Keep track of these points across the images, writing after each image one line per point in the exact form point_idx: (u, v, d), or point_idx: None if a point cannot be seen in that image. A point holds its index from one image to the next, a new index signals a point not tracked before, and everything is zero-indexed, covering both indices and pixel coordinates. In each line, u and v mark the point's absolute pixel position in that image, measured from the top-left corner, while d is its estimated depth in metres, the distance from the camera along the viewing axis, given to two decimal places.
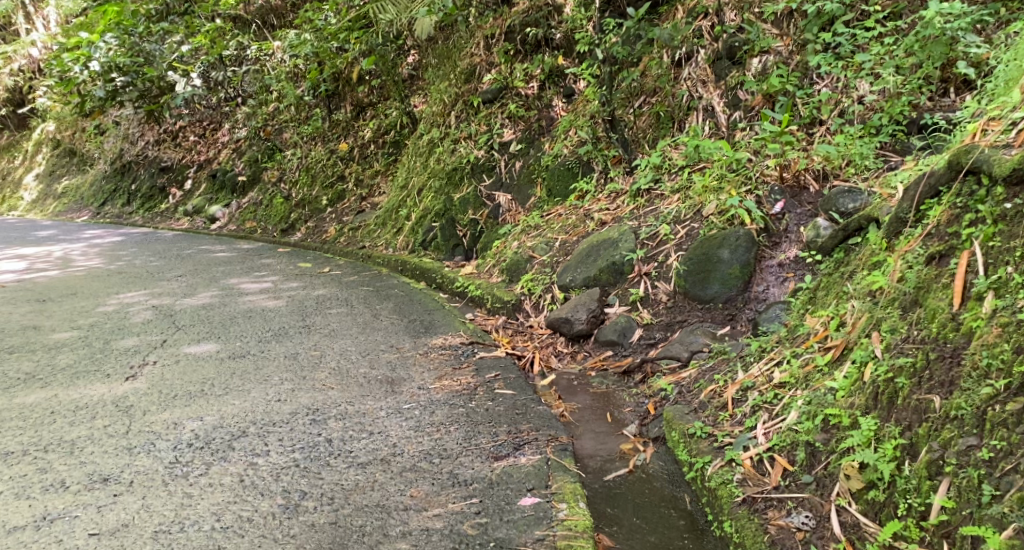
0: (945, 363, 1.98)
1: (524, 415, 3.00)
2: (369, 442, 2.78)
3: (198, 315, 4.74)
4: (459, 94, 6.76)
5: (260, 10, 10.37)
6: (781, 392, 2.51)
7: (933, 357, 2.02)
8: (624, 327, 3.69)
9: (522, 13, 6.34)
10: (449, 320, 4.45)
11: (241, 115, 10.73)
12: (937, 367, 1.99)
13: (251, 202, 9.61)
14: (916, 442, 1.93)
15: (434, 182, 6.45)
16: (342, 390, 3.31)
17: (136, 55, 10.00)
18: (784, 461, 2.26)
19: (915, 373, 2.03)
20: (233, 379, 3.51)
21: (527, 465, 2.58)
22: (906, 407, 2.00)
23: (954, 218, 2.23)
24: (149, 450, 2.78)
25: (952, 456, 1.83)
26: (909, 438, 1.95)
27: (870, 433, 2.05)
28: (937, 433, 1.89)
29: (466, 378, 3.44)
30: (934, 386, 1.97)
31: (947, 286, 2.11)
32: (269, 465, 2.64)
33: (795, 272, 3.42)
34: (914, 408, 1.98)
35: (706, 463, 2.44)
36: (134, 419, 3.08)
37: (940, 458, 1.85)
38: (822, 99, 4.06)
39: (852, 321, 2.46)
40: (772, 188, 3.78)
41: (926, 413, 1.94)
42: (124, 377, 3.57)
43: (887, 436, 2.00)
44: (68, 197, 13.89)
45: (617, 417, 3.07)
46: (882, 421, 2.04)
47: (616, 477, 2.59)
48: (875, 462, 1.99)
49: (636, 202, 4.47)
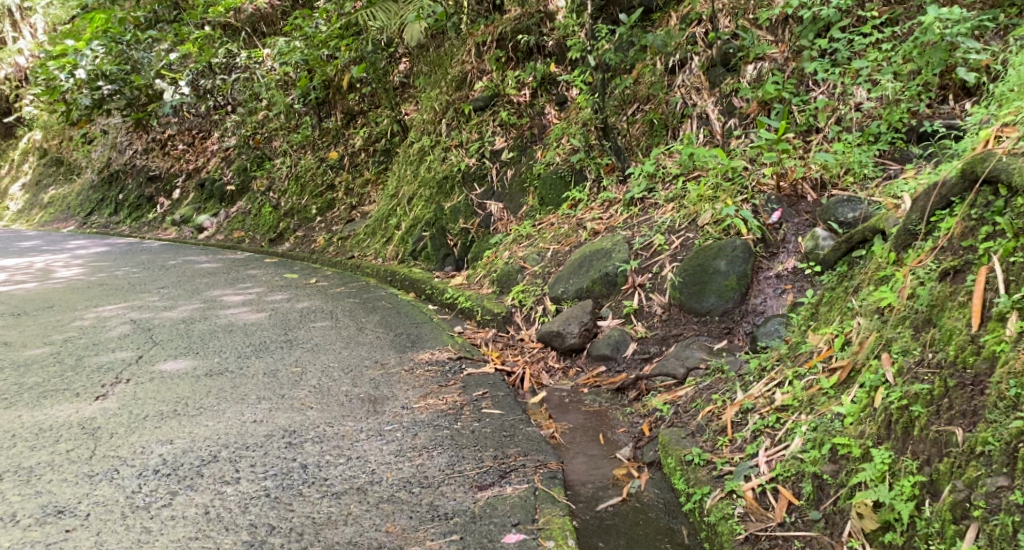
0: (966, 391, 1.83)
1: (511, 438, 2.84)
2: (346, 468, 2.62)
3: (176, 330, 4.56)
4: (450, 102, 6.63)
5: (251, 17, 10.00)
6: (783, 417, 2.35)
7: (952, 385, 1.87)
8: (618, 341, 3.54)
9: (514, 20, 6.20)
10: (437, 333, 4.29)
11: (230, 124, 10.55)
12: (958, 396, 1.84)
13: (239, 212, 9.45)
14: (936, 480, 1.79)
15: (425, 191, 6.29)
16: (321, 410, 3.13)
17: (123, 63, 9.79)
18: (789, 494, 2.11)
19: (932, 401, 1.88)
20: (207, 398, 3.34)
21: (512, 496, 2.42)
22: (923, 439, 1.85)
23: (968, 230, 2.10)
24: (111, 478, 2.62)
25: (981, 499, 1.69)
26: (929, 474, 1.81)
27: (883, 467, 1.90)
28: (960, 472, 1.75)
29: (453, 396, 3.27)
30: (954, 417, 1.82)
31: (964, 305, 1.97)
32: (237, 495, 2.47)
33: (794, 284, 3.28)
34: (933, 440, 1.84)
35: (704, 495, 2.28)
36: (100, 442, 2.91)
37: (966, 500, 1.71)
38: (818, 106, 3.94)
39: (857, 340, 2.32)
40: (769, 198, 3.65)
41: (947, 447, 1.80)
42: (94, 396, 3.41)
43: (904, 471, 1.85)
44: (55, 206, 13.70)
45: (610, 439, 2.91)
46: (896, 454, 1.90)
47: (608, 508, 2.42)
48: (890, 501, 1.84)
49: (629, 211, 4.32)
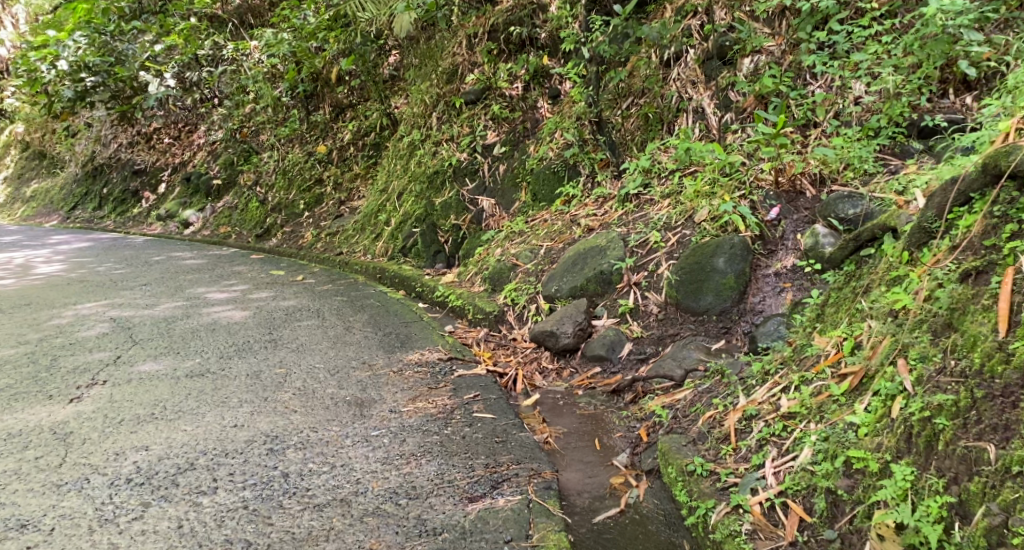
0: (996, 404, 1.74)
1: (503, 444, 2.71)
2: (330, 478, 2.48)
3: (158, 329, 4.40)
4: (440, 95, 6.46)
5: (237, 9, 9.88)
6: (790, 424, 2.23)
7: (979, 396, 1.77)
8: (613, 341, 3.42)
9: (506, 11, 6.03)
10: (426, 333, 4.15)
11: (217, 117, 10.36)
12: (986, 408, 1.75)
13: (226, 207, 9.29)
14: (966, 502, 1.69)
15: (414, 186, 6.14)
16: (305, 414, 3.00)
17: (106, 55, 9.39)
18: (800, 509, 1.99)
19: (957, 414, 1.78)
20: (187, 401, 3.20)
21: (504, 509, 2.29)
22: (948, 456, 1.76)
23: (990, 229, 2.02)
24: (81, 487, 2.48)
25: (1020, 525, 1.59)
26: (957, 495, 1.71)
27: (905, 485, 1.80)
28: (995, 493, 1.65)
29: (442, 399, 3.14)
30: (984, 431, 1.72)
31: (988, 309, 1.88)
32: (213, 507, 2.35)
33: (793, 282, 3.18)
34: (961, 457, 1.74)
35: (709, 509, 2.16)
36: (71, 448, 2.77)
37: (1002, 526, 1.61)
38: (816, 100, 3.83)
39: (869, 344, 2.20)
40: (767, 194, 3.53)
41: (978, 465, 1.70)
42: (68, 399, 3.26)
43: (930, 491, 1.75)
44: (38, 200, 13.47)
45: (606, 445, 2.79)
46: (919, 470, 1.80)
47: (605, 520, 2.30)
48: (915, 523, 1.74)
49: (624, 207, 4.20)
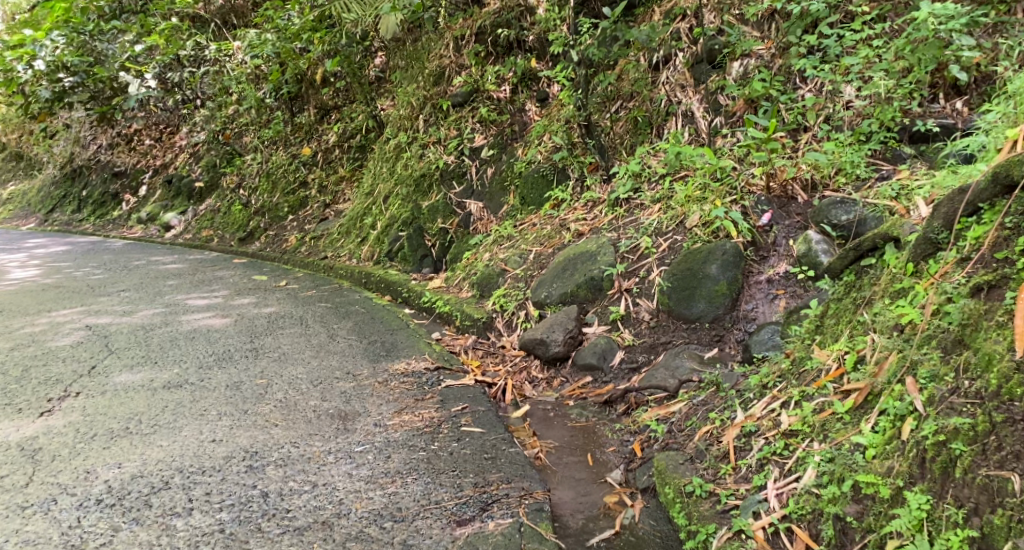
0: (1017, 430, 1.67)
1: (493, 461, 2.61)
2: (311, 498, 2.37)
3: (135, 338, 4.26)
4: (426, 97, 6.34)
5: (221, 9, 9.74)
6: (792, 443, 2.17)
7: (999, 420, 1.71)
8: (604, 349, 3.32)
9: (493, 13, 5.95)
10: (413, 341, 4.04)
11: (199, 118, 10.18)
12: (1007, 434, 1.68)
13: (208, 210, 9.14)
14: (989, 535, 1.62)
15: (401, 190, 6.03)
16: (286, 428, 2.88)
17: (86, 55, 9.26)
18: (806, 536, 1.93)
19: (975, 439, 1.72)
20: (163, 414, 3.07)
21: (495, 533, 2.19)
22: (968, 485, 1.69)
23: (1001, 241, 1.98)
24: (47, 510, 2.36)
25: None
26: (979, 528, 1.64)
27: (920, 514, 1.74)
28: (1022, 529, 1.57)
29: (429, 411, 3.03)
30: (1008, 460, 1.65)
31: (1003, 326, 1.81)
32: (187, 530, 2.23)
33: (786, 290, 3.11)
34: (981, 487, 1.67)
35: (709, 534, 2.08)
36: (40, 466, 2.64)
37: None
38: (806, 104, 3.75)
39: (874, 360, 2.14)
40: (758, 199, 3.45)
41: (1002, 496, 1.63)
42: (38, 413, 3.12)
43: (948, 523, 1.69)
44: (15, 203, 13.24)
45: (599, 459, 2.70)
46: (935, 500, 1.73)
47: (600, 542, 2.21)
48: None
49: (614, 211, 4.10)
